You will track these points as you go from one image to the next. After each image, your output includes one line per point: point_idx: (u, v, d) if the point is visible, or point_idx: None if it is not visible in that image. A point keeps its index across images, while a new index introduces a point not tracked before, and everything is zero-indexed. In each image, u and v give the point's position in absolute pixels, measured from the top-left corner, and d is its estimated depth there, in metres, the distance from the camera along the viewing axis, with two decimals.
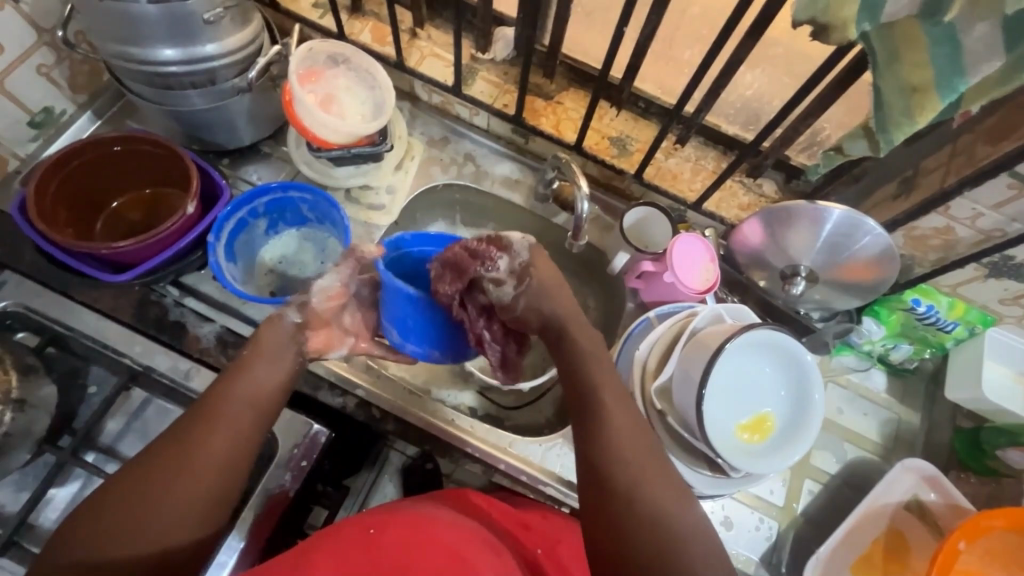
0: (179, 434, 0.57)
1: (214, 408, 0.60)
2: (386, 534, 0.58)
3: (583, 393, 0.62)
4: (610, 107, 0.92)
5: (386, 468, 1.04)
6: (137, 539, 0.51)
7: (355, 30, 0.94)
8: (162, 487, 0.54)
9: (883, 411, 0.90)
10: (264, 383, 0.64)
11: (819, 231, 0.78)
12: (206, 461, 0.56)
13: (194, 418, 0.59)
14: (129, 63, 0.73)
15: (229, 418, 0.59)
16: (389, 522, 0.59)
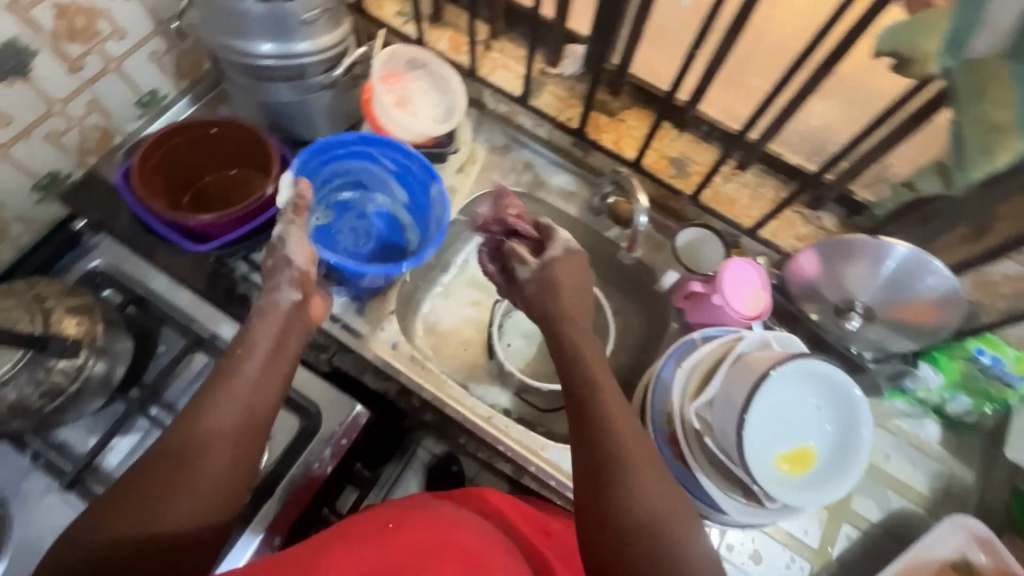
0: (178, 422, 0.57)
1: (212, 392, 0.60)
2: (404, 529, 0.56)
3: (588, 424, 0.60)
4: (672, 128, 0.94)
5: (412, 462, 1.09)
6: (163, 515, 0.51)
7: (434, 39, 1.00)
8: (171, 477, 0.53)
9: (935, 464, 0.86)
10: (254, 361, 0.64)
11: (880, 268, 0.78)
12: (215, 443, 0.56)
13: (192, 408, 0.58)
14: (232, 54, 0.80)
15: (232, 401, 0.59)
16: (408, 520, 0.57)
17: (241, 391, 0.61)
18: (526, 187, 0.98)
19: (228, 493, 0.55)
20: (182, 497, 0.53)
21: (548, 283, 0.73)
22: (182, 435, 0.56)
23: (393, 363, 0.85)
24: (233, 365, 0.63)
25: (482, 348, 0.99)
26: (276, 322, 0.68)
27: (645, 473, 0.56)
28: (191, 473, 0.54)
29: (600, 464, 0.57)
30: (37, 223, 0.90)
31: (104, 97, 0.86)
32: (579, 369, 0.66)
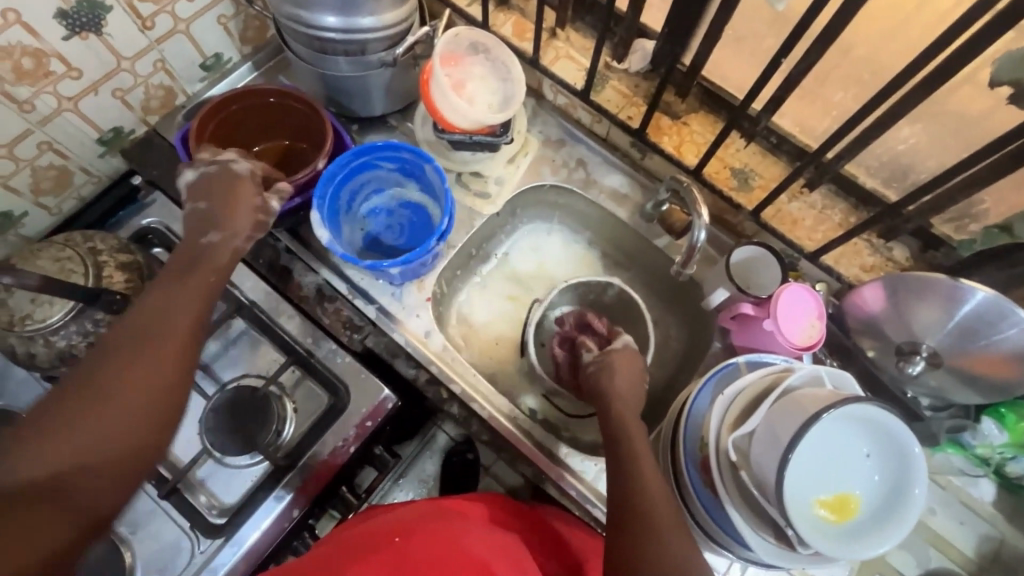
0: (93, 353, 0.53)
1: (127, 323, 0.55)
2: (410, 544, 0.62)
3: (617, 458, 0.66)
4: (739, 138, 0.89)
5: (431, 445, 1.12)
6: (83, 444, 0.47)
7: (498, 22, 0.97)
8: (81, 408, 0.48)
9: (985, 525, 0.80)
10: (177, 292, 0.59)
11: (954, 311, 0.71)
12: (132, 372, 0.51)
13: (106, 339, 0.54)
14: (296, 25, 0.79)
15: (147, 333, 0.54)
16: (413, 533, 0.63)
17: (158, 320, 0.56)
18: (577, 184, 0.95)
19: (154, 423, 0.51)
20: (92, 428, 0.48)
21: (606, 365, 0.77)
22: (92, 374, 0.50)
23: (424, 352, 0.84)
24: (157, 298, 0.58)
25: (514, 344, 0.97)
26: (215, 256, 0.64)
27: (676, 535, 0.58)
28: (105, 401, 0.49)
29: (625, 494, 0.62)
30: (98, 175, 0.93)
31: (170, 58, 0.87)
32: (619, 426, 0.69)
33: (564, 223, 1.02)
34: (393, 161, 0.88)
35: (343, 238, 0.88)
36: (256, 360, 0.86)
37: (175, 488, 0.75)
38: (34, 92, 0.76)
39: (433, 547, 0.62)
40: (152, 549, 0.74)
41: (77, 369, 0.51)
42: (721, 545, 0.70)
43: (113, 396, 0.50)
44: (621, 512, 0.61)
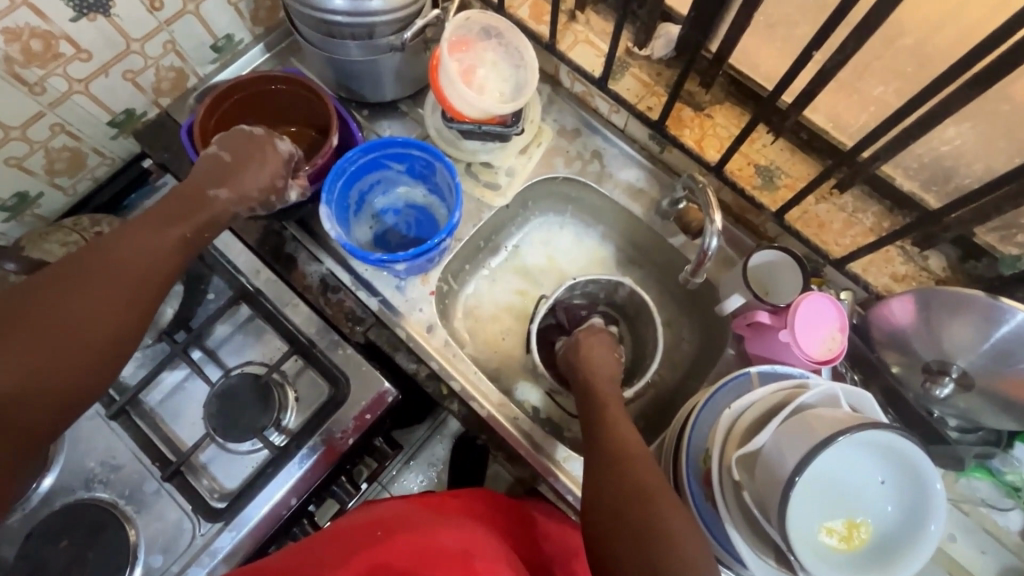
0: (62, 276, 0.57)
1: (105, 253, 0.60)
2: (392, 534, 0.62)
3: (593, 422, 0.69)
4: (766, 132, 0.83)
5: (441, 430, 1.11)
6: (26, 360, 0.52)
7: (515, 4, 0.92)
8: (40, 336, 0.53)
9: (1008, 556, 0.76)
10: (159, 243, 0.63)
11: (990, 331, 0.65)
12: (96, 315, 0.57)
13: (75, 266, 0.58)
14: (303, 7, 0.77)
15: (120, 271, 0.59)
16: (398, 530, 0.63)
17: (135, 267, 0.61)
18: (590, 177, 0.91)
19: (102, 362, 0.57)
20: (49, 351, 0.53)
21: (578, 347, 0.80)
22: (49, 300, 0.55)
23: (425, 346, 0.84)
24: (125, 234, 0.62)
25: (519, 341, 0.95)
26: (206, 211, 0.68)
27: (643, 471, 0.60)
28: (67, 337, 0.55)
29: (597, 449, 0.65)
30: (112, 156, 0.94)
31: (180, 39, 0.86)
32: (594, 394, 0.73)
33: (576, 216, 0.98)
34: (402, 160, 0.85)
35: (351, 234, 0.86)
36: (262, 346, 0.86)
37: (176, 472, 0.76)
38: (45, 73, 0.76)
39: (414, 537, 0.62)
40: (155, 527, 0.76)
41: (42, 281, 0.56)
42: (720, 561, 0.68)
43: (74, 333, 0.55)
44: (596, 455, 0.64)
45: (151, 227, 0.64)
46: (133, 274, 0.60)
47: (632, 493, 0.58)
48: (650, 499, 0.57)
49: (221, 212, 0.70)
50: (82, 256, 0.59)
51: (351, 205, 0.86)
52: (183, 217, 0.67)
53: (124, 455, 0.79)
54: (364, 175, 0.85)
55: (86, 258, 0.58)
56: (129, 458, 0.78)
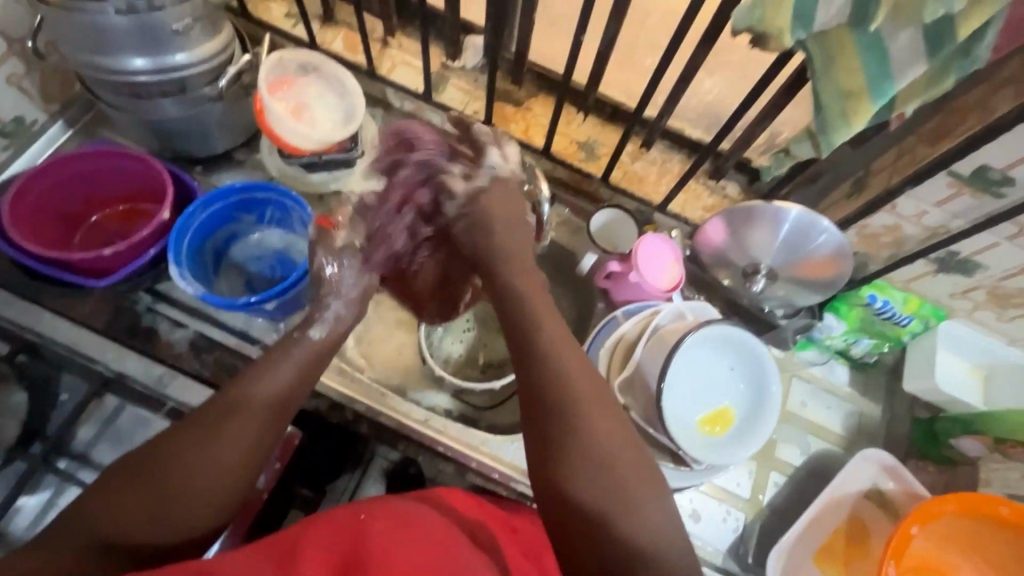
0: (130, 479, 0.55)
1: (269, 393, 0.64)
2: (372, 518, 0.60)
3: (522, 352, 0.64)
4: (577, 113, 0.95)
5: (370, 470, 0.97)
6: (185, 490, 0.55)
7: (328, 40, 0.96)
8: (147, 506, 0.54)
9: (846, 405, 0.93)
10: (257, 417, 0.61)
11: (778, 230, 0.83)
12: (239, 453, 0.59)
13: (185, 440, 0.57)
14: (99, 72, 0.74)
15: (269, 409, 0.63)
16: (378, 512, 0.62)
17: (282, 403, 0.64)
18: None
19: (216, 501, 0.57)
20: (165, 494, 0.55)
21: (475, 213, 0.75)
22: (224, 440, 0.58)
23: (321, 380, 0.83)
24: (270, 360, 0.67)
25: (416, 352, 0.97)
26: (277, 383, 0.64)
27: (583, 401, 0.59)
28: (159, 513, 0.54)
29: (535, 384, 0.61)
30: None
31: None
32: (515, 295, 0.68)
33: None
34: (250, 210, 0.84)
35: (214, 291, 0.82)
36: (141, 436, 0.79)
37: None
38: None
39: (395, 524, 0.61)
40: None
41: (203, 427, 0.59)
42: None
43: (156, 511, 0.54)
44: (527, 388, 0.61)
45: (259, 409, 0.62)
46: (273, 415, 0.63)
47: (554, 436, 0.58)
48: (574, 440, 0.57)
49: (276, 390, 0.64)
50: (190, 428, 0.59)
51: (209, 263, 0.83)
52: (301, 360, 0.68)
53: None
54: (214, 229, 0.83)
55: (196, 428, 0.59)
56: None
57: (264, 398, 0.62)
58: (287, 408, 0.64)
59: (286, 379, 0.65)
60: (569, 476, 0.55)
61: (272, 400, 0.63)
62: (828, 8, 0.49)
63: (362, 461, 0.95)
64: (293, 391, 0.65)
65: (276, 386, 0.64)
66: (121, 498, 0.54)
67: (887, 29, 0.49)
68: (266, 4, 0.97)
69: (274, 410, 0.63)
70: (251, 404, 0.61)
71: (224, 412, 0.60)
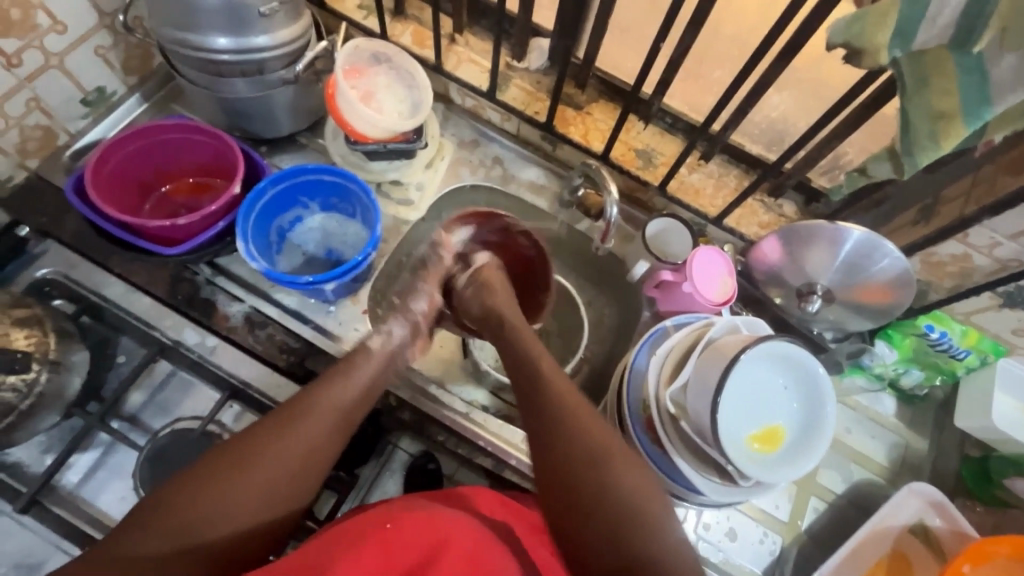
0: (217, 470, 0.58)
1: (336, 402, 0.66)
2: (403, 525, 0.59)
3: (532, 383, 0.68)
4: (638, 121, 0.95)
5: (389, 464, 0.96)
6: (261, 485, 0.58)
7: (397, 32, 0.98)
8: (219, 507, 0.56)
9: (891, 435, 0.91)
10: (331, 412, 0.65)
11: (838, 252, 0.81)
12: (307, 454, 0.61)
13: (262, 433, 0.61)
14: (185, 49, 0.77)
15: (340, 416, 0.65)
16: (405, 519, 0.60)
17: (345, 416, 0.66)
18: (496, 181, 0.99)
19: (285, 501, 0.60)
20: (249, 488, 0.58)
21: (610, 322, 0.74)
22: (301, 437, 0.62)
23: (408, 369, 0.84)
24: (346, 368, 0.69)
25: (458, 345, 0.98)
26: (341, 398, 0.66)
27: (585, 422, 0.63)
28: (241, 496, 0.57)
29: (548, 412, 0.64)
30: None
31: (45, 96, 0.82)
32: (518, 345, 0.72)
33: None
34: (314, 195, 0.86)
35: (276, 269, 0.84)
36: (192, 402, 0.83)
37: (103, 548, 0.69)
38: None
39: (423, 525, 0.60)
40: None
41: (279, 427, 0.62)
42: (673, 495, 0.74)
43: (207, 526, 0.55)
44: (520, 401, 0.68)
45: (323, 418, 0.64)
46: (338, 421, 0.65)
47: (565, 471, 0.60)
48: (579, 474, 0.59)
49: (340, 403, 0.66)
50: (259, 436, 0.61)
51: (272, 243, 0.85)
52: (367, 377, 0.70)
53: (56, 540, 0.74)
54: (281, 209, 0.84)
55: (264, 436, 0.61)
56: (63, 548, 0.74)
57: (328, 409, 0.65)
58: (349, 421, 0.66)
59: (346, 396, 0.67)
60: (592, 492, 0.58)
61: (334, 413, 0.65)
62: (931, 28, 0.48)
63: (382, 455, 0.95)
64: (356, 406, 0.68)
65: (348, 393, 0.67)
66: (199, 490, 0.56)
67: (991, 51, 0.48)
68: None
69: (343, 416, 0.66)
70: (311, 413, 0.63)
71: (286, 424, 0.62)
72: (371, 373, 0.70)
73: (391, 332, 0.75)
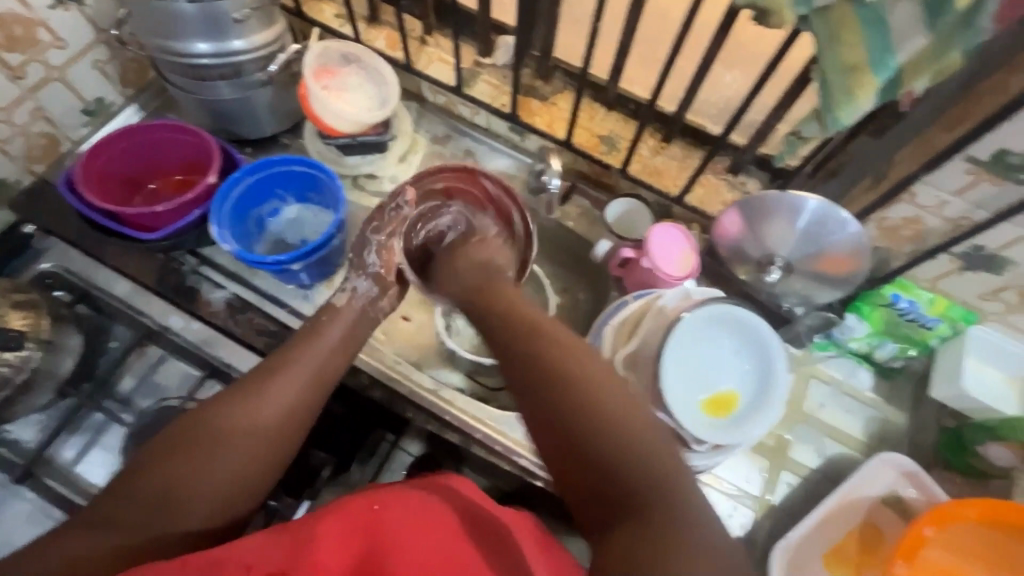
0: (186, 440, 0.62)
1: (305, 364, 0.69)
2: (388, 512, 0.63)
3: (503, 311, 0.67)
4: (600, 109, 0.98)
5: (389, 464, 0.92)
6: (230, 448, 0.62)
7: (371, 37, 1.05)
8: (191, 474, 0.60)
9: (868, 410, 0.90)
10: (299, 381, 0.68)
11: (795, 222, 0.81)
12: (274, 415, 0.65)
13: (229, 400, 0.65)
14: (168, 55, 0.84)
15: (307, 380, 0.69)
16: (394, 503, 0.64)
17: (313, 377, 0.69)
18: None
19: (262, 464, 0.64)
20: (218, 451, 0.61)
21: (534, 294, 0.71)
22: (267, 398, 0.66)
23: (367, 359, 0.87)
24: (320, 329, 0.74)
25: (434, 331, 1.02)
26: (307, 365, 0.70)
27: (557, 345, 0.61)
28: (212, 461, 0.61)
29: (522, 337, 0.63)
30: None
31: (48, 105, 0.90)
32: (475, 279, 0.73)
33: None
34: (290, 188, 0.91)
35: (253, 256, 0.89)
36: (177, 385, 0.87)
37: None
38: None
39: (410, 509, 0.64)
40: None
41: (240, 394, 0.65)
42: None
43: (180, 488, 0.59)
44: (523, 376, 0.60)
45: (294, 378, 0.68)
46: (307, 383, 0.68)
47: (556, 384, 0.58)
48: (575, 395, 0.56)
49: (314, 363, 0.70)
50: (227, 403, 0.65)
51: (251, 232, 0.90)
52: (338, 342, 0.73)
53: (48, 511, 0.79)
54: (258, 200, 0.90)
55: (233, 402, 0.65)
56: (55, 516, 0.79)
57: (302, 371, 0.69)
58: (325, 379, 0.70)
59: (315, 361, 0.70)
60: (593, 421, 0.54)
61: (308, 372, 0.69)
62: None
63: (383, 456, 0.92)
64: (328, 364, 0.71)
65: (318, 356, 0.71)
66: (170, 462, 0.60)
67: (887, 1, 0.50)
68: (319, 5, 1.06)
69: (316, 380, 0.69)
70: (278, 378, 0.67)
71: (249, 394, 0.66)
72: (337, 338, 0.74)
73: (357, 287, 0.79)
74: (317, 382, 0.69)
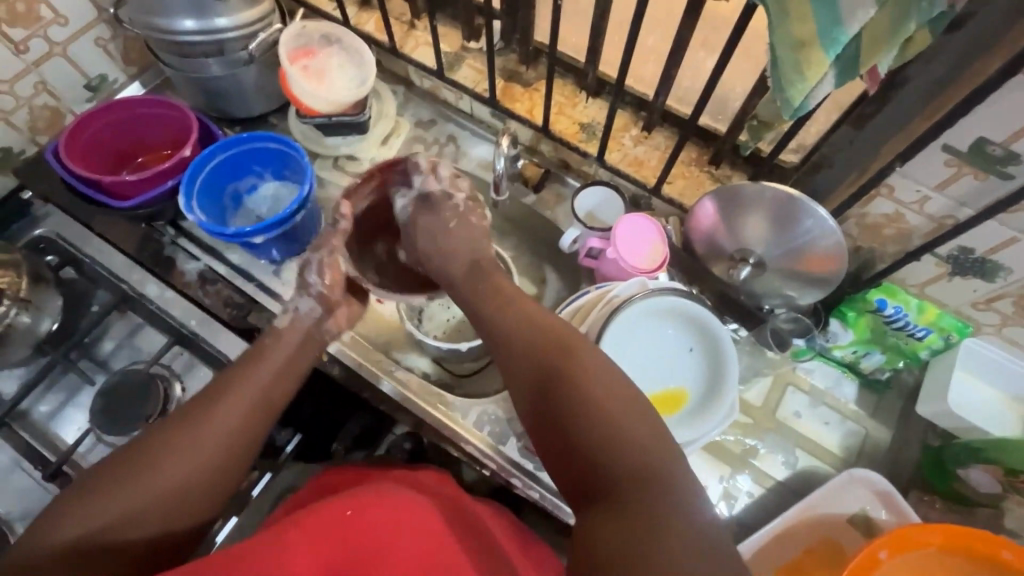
0: (128, 463, 0.57)
1: (253, 379, 0.66)
2: (364, 516, 0.58)
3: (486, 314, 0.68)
4: (582, 96, 0.96)
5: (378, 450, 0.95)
6: (173, 473, 0.58)
7: (362, 20, 1.06)
8: (133, 499, 0.56)
9: (849, 423, 0.83)
10: (247, 401, 0.64)
11: (767, 216, 0.77)
12: (221, 432, 0.61)
13: (173, 423, 0.61)
14: (155, 32, 0.87)
15: (253, 400, 0.65)
16: (367, 506, 0.59)
17: (260, 393, 0.66)
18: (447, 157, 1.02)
19: (208, 485, 0.60)
20: (162, 476, 0.57)
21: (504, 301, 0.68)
22: (215, 415, 0.62)
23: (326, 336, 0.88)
24: (268, 347, 0.70)
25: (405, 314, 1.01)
26: (260, 377, 0.67)
27: (546, 336, 0.63)
28: (154, 483, 0.57)
29: (511, 336, 0.65)
30: None
31: (51, 80, 0.95)
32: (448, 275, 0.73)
33: None
34: (267, 165, 0.93)
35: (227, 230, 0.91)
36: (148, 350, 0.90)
37: (57, 471, 0.79)
38: None
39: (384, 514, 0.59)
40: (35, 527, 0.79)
41: (185, 414, 0.62)
42: None
43: (121, 514, 0.55)
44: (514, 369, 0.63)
45: (243, 397, 0.64)
46: (254, 401, 0.65)
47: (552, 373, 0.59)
48: (567, 380, 0.58)
49: (261, 380, 0.67)
50: (172, 425, 0.61)
51: (227, 207, 0.93)
52: (291, 360, 0.70)
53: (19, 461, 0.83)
54: (233, 174, 0.92)
55: (177, 425, 0.61)
56: (23, 467, 0.83)
57: (250, 389, 0.65)
58: (272, 403, 0.66)
59: (263, 379, 0.67)
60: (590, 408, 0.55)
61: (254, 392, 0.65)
62: None
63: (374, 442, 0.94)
64: (277, 385, 0.68)
65: (265, 376, 0.67)
66: (111, 489, 0.56)
67: None
68: None
69: (263, 402, 0.66)
70: (223, 398, 0.63)
71: (194, 416, 0.62)
72: (290, 351, 0.71)
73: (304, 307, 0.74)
74: (267, 401, 0.66)
